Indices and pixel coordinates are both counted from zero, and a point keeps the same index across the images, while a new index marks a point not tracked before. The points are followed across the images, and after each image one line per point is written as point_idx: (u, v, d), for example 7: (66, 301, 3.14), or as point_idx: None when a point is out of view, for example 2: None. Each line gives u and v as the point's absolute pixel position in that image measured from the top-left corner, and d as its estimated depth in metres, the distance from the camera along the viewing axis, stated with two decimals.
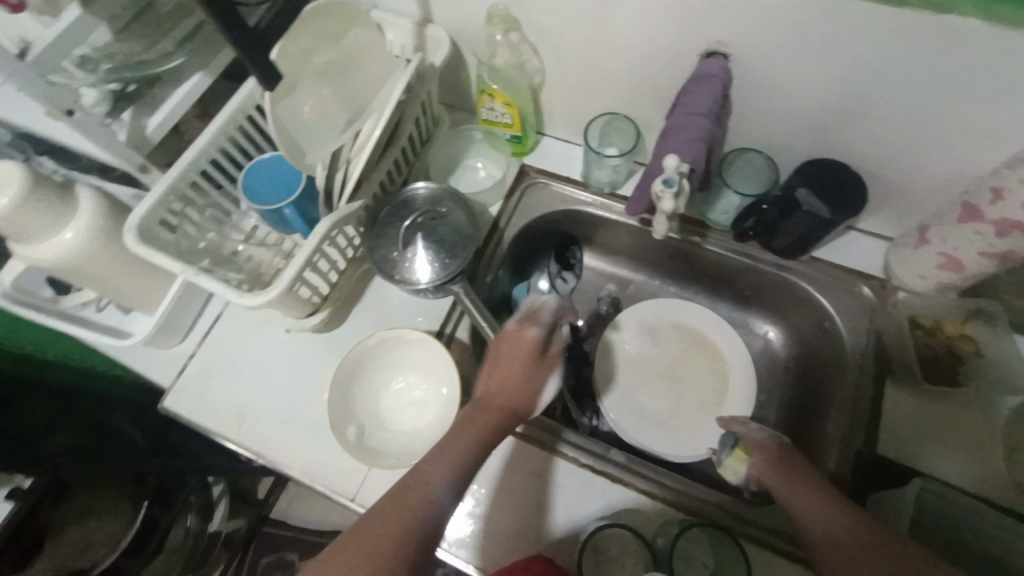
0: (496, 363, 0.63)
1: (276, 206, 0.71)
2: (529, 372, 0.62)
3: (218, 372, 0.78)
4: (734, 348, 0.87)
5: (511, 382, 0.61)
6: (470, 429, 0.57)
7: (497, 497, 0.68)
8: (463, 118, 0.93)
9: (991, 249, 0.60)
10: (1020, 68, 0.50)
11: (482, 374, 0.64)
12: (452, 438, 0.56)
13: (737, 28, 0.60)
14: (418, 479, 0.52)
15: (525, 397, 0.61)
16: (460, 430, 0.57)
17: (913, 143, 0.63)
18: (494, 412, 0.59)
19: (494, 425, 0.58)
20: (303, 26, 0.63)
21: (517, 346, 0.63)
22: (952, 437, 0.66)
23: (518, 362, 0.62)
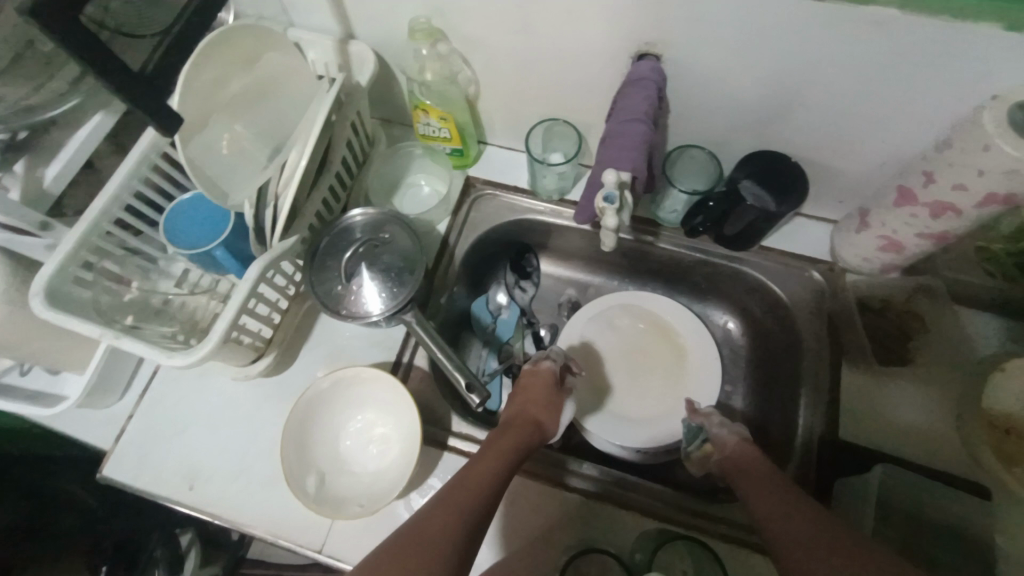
0: (520, 391, 0.70)
1: (204, 249, 0.66)
2: (554, 397, 0.70)
3: (161, 432, 0.72)
4: (689, 331, 0.87)
5: (540, 405, 0.68)
6: (502, 444, 0.60)
7: (496, 536, 0.66)
8: (401, 133, 0.89)
9: (929, 229, 0.62)
10: (936, 54, 0.51)
11: (507, 402, 0.70)
12: (464, 479, 0.54)
13: (665, 29, 0.59)
14: (420, 531, 0.47)
15: (551, 418, 0.67)
16: (494, 441, 0.60)
17: (846, 131, 0.64)
18: (525, 426, 0.64)
19: (528, 436, 0.62)
20: (206, 59, 0.58)
21: (542, 377, 0.72)
22: (907, 417, 0.68)
23: (545, 387, 0.70)
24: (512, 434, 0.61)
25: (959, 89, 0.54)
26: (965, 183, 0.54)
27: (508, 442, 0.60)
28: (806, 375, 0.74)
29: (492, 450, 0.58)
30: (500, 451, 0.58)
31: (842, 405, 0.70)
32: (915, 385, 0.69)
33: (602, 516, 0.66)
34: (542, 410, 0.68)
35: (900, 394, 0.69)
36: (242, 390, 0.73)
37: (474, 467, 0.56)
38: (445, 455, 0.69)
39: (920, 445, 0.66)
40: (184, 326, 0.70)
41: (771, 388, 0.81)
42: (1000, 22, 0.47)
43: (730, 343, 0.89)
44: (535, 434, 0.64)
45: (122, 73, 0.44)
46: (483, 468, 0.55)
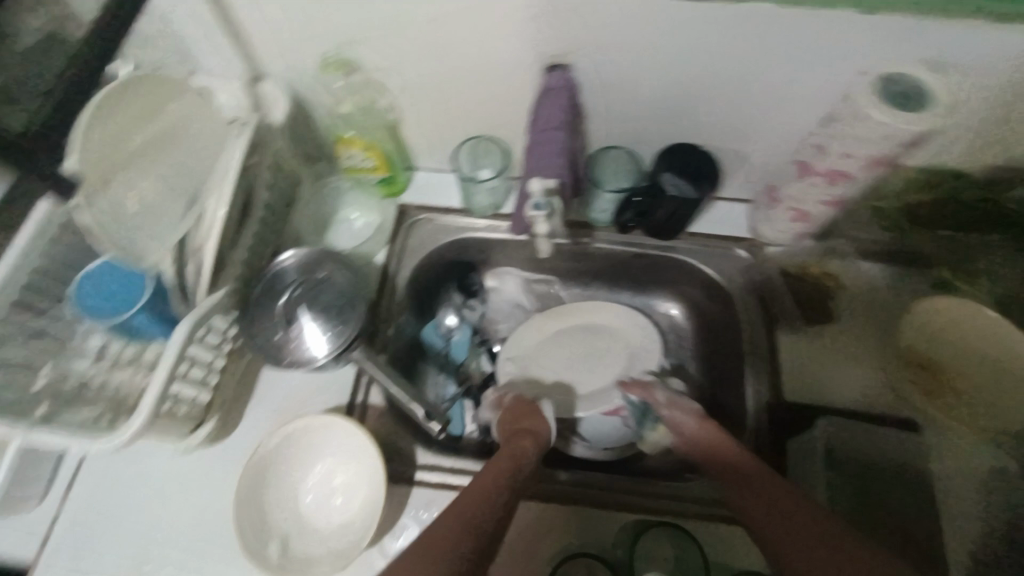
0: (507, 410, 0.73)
1: (122, 318, 0.61)
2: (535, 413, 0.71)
3: (94, 530, 0.65)
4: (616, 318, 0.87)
5: (525, 414, 0.70)
6: (491, 474, 0.61)
7: None
8: (324, 169, 0.87)
9: (829, 197, 0.68)
10: (808, 39, 0.57)
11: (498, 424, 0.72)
12: (458, 508, 0.57)
13: (569, 40, 0.62)
14: (440, 534, 0.55)
15: (540, 421, 0.69)
16: (495, 462, 0.62)
17: (745, 117, 0.69)
18: (520, 445, 0.65)
19: (522, 454, 0.63)
20: (103, 114, 0.55)
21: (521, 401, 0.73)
22: (841, 368, 0.73)
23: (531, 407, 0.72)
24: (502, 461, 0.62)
25: (832, 69, 0.60)
26: (850, 151, 0.60)
27: (497, 472, 0.61)
28: (746, 346, 0.78)
29: (479, 485, 0.59)
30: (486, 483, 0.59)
31: (782, 367, 0.75)
32: (843, 338, 0.75)
33: (581, 519, 0.66)
34: (528, 418, 0.69)
35: (833, 349, 0.75)
36: (184, 462, 0.67)
37: (457, 508, 0.57)
38: (416, 489, 0.67)
39: (856, 393, 0.72)
40: (109, 406, 0.64)
41: (719, 365, 0.84)
42: (854, 6, 0.53)
43: (675, 329, 0.92)
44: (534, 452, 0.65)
45: None
46: (478, 493, 0.58)
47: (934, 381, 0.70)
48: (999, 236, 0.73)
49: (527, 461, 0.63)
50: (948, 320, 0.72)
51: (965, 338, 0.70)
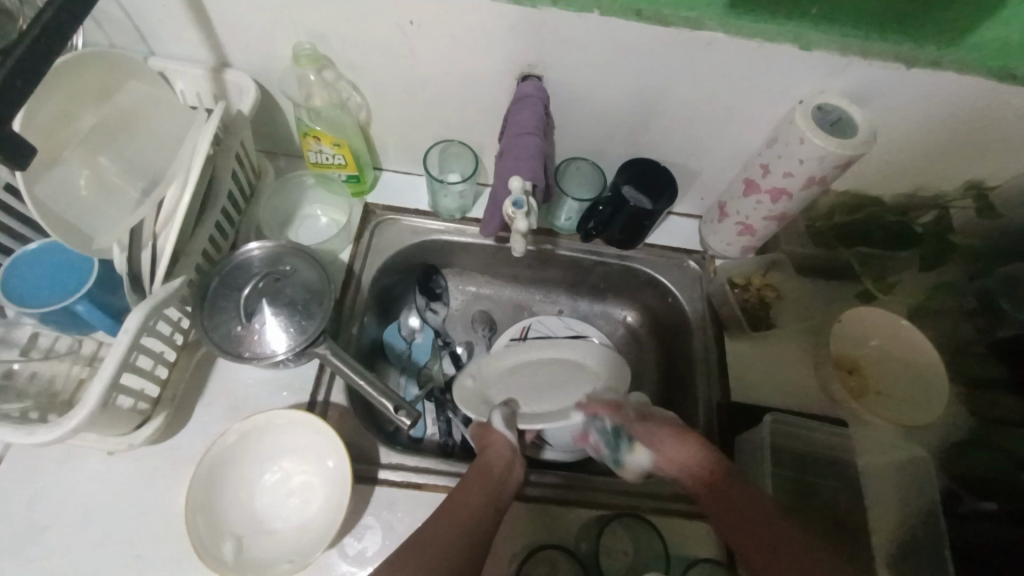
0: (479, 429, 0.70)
1: (61, 305, 0.56)
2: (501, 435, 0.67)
3: (9, 539, 0.58)
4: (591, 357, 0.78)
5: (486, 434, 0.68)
6: (470, 499, 0.59)
7: None
8: (288, 164, 0.86)
9: (772, 213, 0.75)
10: (757, 68, 0.64)
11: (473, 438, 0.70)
12: (444, 519, 0.57)
13: (544, 52, 0.65)
14: (425, 544, 0.55)
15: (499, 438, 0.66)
16: (473, 473, 0.62)
17: (700, 137, 0.76)
18: (495, 468, 0.62)
19: (500, 481, 0.61)
20: (53, 86, 0.53)
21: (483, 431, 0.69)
22: (782, 374, 0.80)
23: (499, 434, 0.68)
24: (479, 486, 0.60)
25: (776, 97, 0.68)
26: (791, 170, 0.67)
27: (476, 496, 0.59)
28: (698, 351, 0.83)
29: (456, 511, 0.57)
30: (466, 509, 0.58)
31: (730, 372, 0.80)
32: (784, 344, 0.82)
33: (547, 516, 0.67)
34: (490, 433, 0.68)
35: (774, 357, 0.81)
36: (122, 464, 0.62)
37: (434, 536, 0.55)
38: (378, 489, 0.65)
39: (792, 393, 0.78)
40: (39, 400, 0.58)
41: (674, 370, 0.89)
42: (796, 42, 0.60)
43: (632, 336, 0.97)
44: (511, 475, 0.63)
45: None
46: (461, 504, 0.58)
47: (863, 383, 0.77)
48: (905, 253, 0.83)
49: (499, 473, 0.62)
50: (870, 323, 0.80)
51: (879, 339, 0.79)
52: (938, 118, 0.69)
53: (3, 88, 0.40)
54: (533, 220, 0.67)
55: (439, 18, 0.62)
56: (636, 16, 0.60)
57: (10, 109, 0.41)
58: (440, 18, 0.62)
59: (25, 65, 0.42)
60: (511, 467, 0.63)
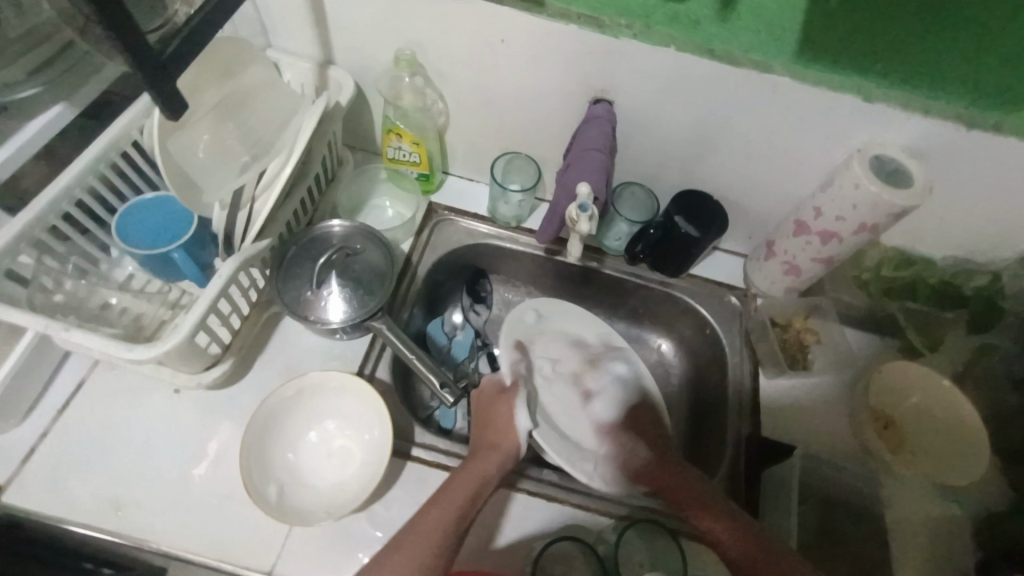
0: (484, 418, 0.72)
1: (161, 250, 0.63)
2: (509, 415, 0.71)
3: (78, 454, 0.64)
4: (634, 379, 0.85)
5: (496, 426, 0.70)
6: (455, 489, 0.62)
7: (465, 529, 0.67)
8: (364, 159, 0.94)
9: (820, 254, 0.77)
10: (818, 115, 0.68)
11: (475, 426, 0.72)
12: (428, 514, 0.59)
13: (619, 80, 0.71)
14: (409, 540, 0.58)
15: (505, 434, 0.69)
16: (466, 468, 0.64)
17: (756, 175, 0.79)
18: (485, 461, 0.65)
19: (484, 479, 0.63)
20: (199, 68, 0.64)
21: (495, 393, 0.75)
22: (815, 418, 0.80)
23: (508, 409, 0.72)
24: (467, 478, 0.63)
25: (834, 144, 0.71)
26: (844, 215, 0.70)
27: (459, 492, 0.61)
28: (731, 382, 0.84)
29: (441, 501, 0.60)
30: (449, 502, 0.60)
31: (762, 409, 0.80)
32: (820, 390, 0.82)
33: (566, 516, 0.69)
34: (498, 428, 0.70)
35: (809, 401, 0.81)
36: (184, 402, 0.68)
37: (413, 535, 0.58)
38: (410, 464, 0.68)
39: (825, 437, 0.78)
40: (126, 331, 0.65)
41: (704, 402, 0.90)
42: (857, 94, 0.64)
43: (664, 364, 0.97)
44: (499, 468, 0.65)
45: (146, 49, 0.44)
46: (447, 500, 0.60)
47: (897, 439, 0.76)
48: (953, 313, 0.82)
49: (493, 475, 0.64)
50: (910, 379, 0.79)
51: (920, 395, 0.78)
52: (998, 182, 0.70)
53: (180, 50, 0.48)
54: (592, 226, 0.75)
55: (528, 39, 0.69)
56: (708, 54, 0.64)
57: (180, 68, 0.48)
58: (530, 39, 0.69)
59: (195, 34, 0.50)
60: (501, 459, 0.66)
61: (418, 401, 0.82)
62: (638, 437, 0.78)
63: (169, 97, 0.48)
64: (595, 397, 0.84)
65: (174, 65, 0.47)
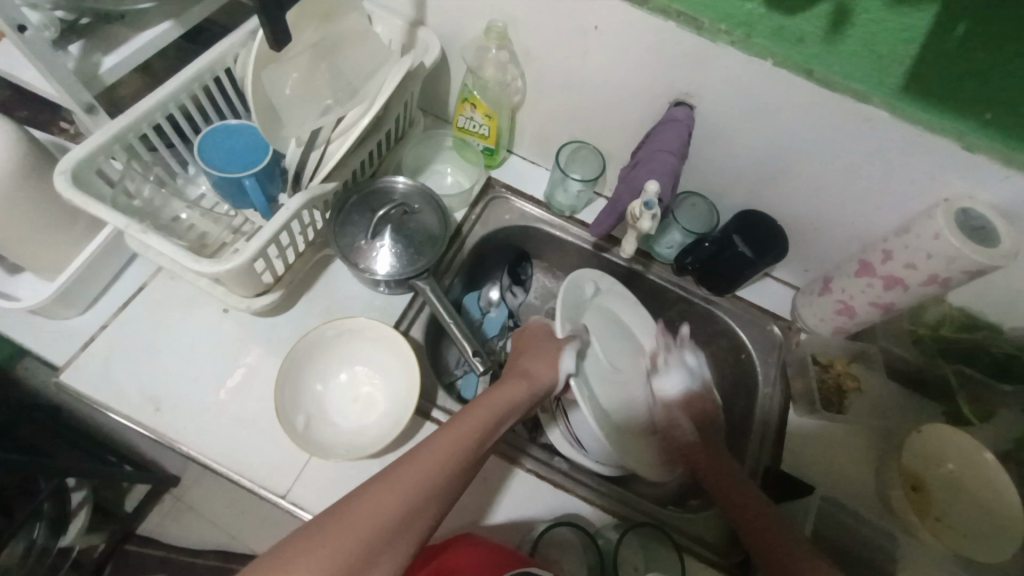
0: (525, 353, 0.75)
1: (235, 176, 0.65)
2: (554, 351, 0.74)
3: (130, 350, 0.69)
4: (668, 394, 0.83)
5: (535, 361, 0.72)
6: (478, 414, 0.62)
7: (465, 500, 0.69)
8: (435, 124, 0.96)
9: (879, 300, 0.74)
10: (909, 155, 0.64)
11: (513, 359, 0.75)
12: (435, 444, 0.56)
13: (705, 86, 0.69)
14: (406, 466, 0.53)
15: (544, 369, 0.71)
16: (495, 394, 0.66)
17: (826, 206, 0.76)
18: (517, 387, 0.68)
19: (511, 409, 0.65)
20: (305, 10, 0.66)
21: (539, 335, 0.77)
22: (842, 467, 0.77)
23: (550, 348, 0.74)
24: (494, 401, 0.64)
25: (917, 189, 0.67)
26: (915, 263, 0.67)
27: (481, 417, 0.61)
28: (758, 414, 0.82)
29: (466, 419, 0.60)
30: (472, 422, 0.60)
31: (785, 446, 0.78)
32: (849, 436, 0.79)
33: (570, 505, 0.70)
34: (539, 363, 0.72)
35: (836, 446, 0.78)
36: (231, 321, 0.72)
37: (433, 443, 0.56)
38: (427, 425, 0.69)
39: (847, 486, 0.76)
40: (192, 245, 0.69)
41: (726, 428, 0.88)
42: (958, 141, 0.60)
43: None
44: (528, 398, 0.67)
45: None
46: (460, 429, 0.59)
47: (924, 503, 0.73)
48: (1010, 387, 0.77)
49: (520, 404, 0.66)
50: (946, 446, 0.74)
51: (955, 464, 0.73)
52: None
53: None
54: (654, 227, 0.74)
55: (622, 30, 0.68)
56: (806, 74, 0.62)
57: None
58: (623, 29, 0.68)
59: None
60: (530, 391, 0.68)
61: (444, 364, 0.84)
62: (694, 420, 0.75)
63: (276, 26, 0.50)
64: (661, 375, 0.78)
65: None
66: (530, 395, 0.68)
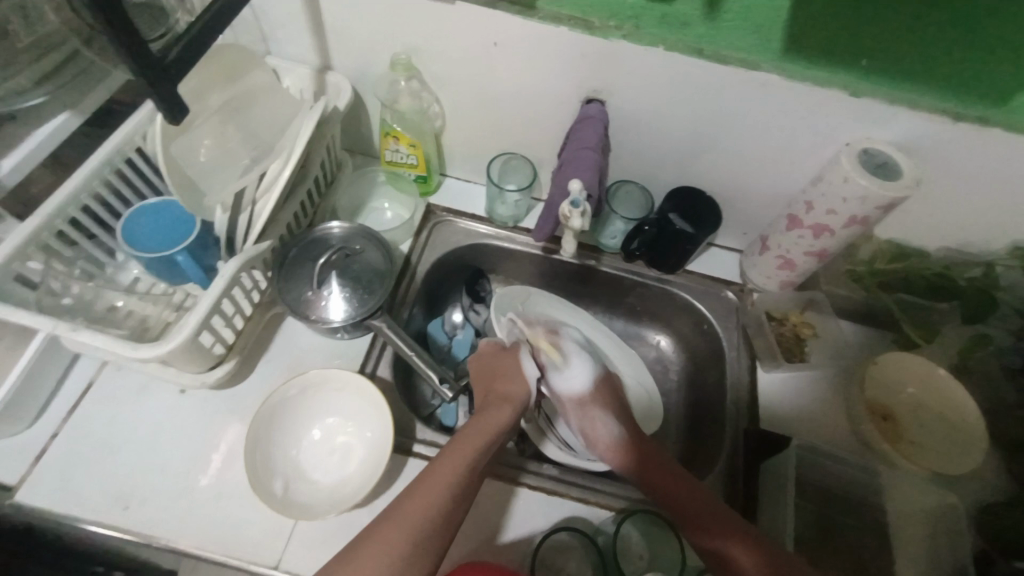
0: (490, 372, 0.76)
1: (164, 253, 0.64)
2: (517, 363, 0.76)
3: (88, 453, 0.66)
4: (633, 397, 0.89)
5: (504, 378, 0.75)
6: (468, 439, 0.64)
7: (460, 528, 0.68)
8: (365, 162, 0.96)
9: (813, 248, 0.78)
10: (806, 111, 0.68)
11: (479, 383, 0.76)
12: (429, 477, 0.58)
13: (610, 80, 0.72)
14: (405, 506, 0.56)
15: (517, 385, 0.73)
16: (479, 418, 0.68)
17: (748, 171, 0.80)
18: (501, 410, 0.69)
19: (500, 428, 0.67)
20: (201, 69, 0.66)
21: (499, 351, 0.78)
22: (817, 416, 0.80)
23: (514, 362, 0.76)
24: (481, 424, 0.66)
25: (822, 139, 0.72)
26: (835, 208, 0.71)
27: (473, 440, 0.63)
28: (729, 379, 0.84)
29: (457, 449, 0.62)
30: (464, 448, 0.62)
31: (758, 404, 0.81)
32: (817, 383, 0.83)
33: (565, 509, 0.70)
34: (512, 381, 0.74)
35: (807, 395, 0.82)
36: (190, 401, 0.70)
37: (428, 477, 0.58)
38: (410, 461, 0.69)
39: (823, 431, 0.79)
40: (133, 332, 0.67)
41: (702, 400, 0.90)
42: (845, 90, 0.65)
43: (662, 360, 0.98)
44: (514, 414, 0.70)
45: (143, 48, 0.45)
46: (456, 455, 0.61)
47: (895, 431, 0.76)
48: (946, 304, 0.82)
49: (507, 421, 0.68)
50: (901, 372, 0.79)
51: (914, 386, 0.78)
52: (993, 176, 0.70)
53: (182, 53, 0.49)
54: (585, 223, 0.76)
55: (521, 40, 0.70)
56: (697, 54, 0.66)
57: (180, 68, 0.49)
58: (521, 41, 0.70)
59: (200, 37, 0.51)
60: (513, 408, 0.70)
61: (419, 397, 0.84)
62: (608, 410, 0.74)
63: (171, 98, 0.49)
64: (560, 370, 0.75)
65: (176, 68, 0.48)
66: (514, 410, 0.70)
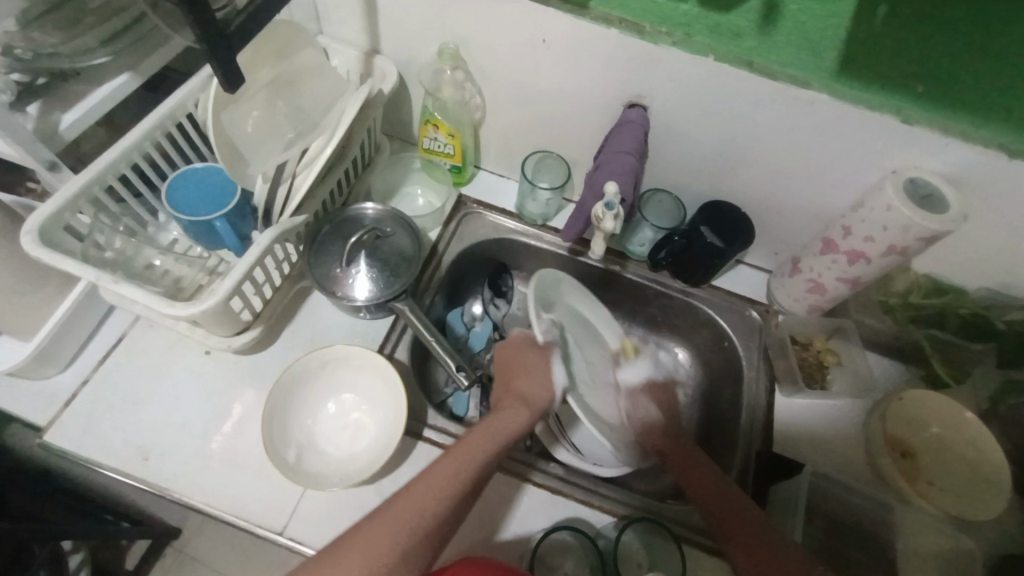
0: (510, 369, 0.76)
1: (204, 218, 0.66)
2: (546, 365, 0.74)
3: (113, 402, 0.69)
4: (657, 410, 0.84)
5: (523, 378, 0.74)
6: (476, 440, 0.63)
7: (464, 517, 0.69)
8: (402, 148, 0.98)
9: (846, 274, 0.76)
10: (853, 134, 0.67)
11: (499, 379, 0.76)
12: (430, 475, 0.58)
13: (654, 87, 0.72)
14: (400, 504, 0.56)
15: (536, 387, 0.72)
16: (492, 419, 0.67)
17: (785, 189, 0.78)
18: (514, 411, 0.69)
19: (511, 431, 0.66)
20: (258, 45, 0.69)
21: (526, 348, 0.77)
22: (834, 447, 0.79)
23: (538, 363, 0.75)
24: (493, 425, 0.66)
25: (867, 164, 0.70)
26: (873, 235, 0.69)
27: (481, 441, 0.63)
28: (745, 400, 0.83)
29: (462, 447, 0.61)
30: (469, 450, 0.61)
31: (773, 428, 0.80)
32: (837, 413, 0.81)
33: (568, 510, 0.70)
34: (532, 383, 0.73)
35: (825, 424, 0.80)
36: (214, 363, 0.72)
37: (428, 476, 0.58)
38: (419, 445, 0.70)
39: (838, 463, 0.78)
40: (168, 290, 0.70)
41: (715, 417, 0.89)
42: (896, 116, 0.63)
43: (678, 373, 0.97)
44: (526, 419, 0.69)
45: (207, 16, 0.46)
46: (460, 456, 0.60)
47: (914, 470, 0.74)
48: (981, 345, 0.79)
49: (519, 426, 0.67)
50: (926, 411, 0.77)
51: (940, 426, 0.76)
52: None
53: (242, 25, 0.51)
54: (617, 226, 0.76)
55: (569, 39, 0.70)
56: (747, 66, 0.65)
57: (239, 38, 0.50)
58: (569, 40, 0.70)
59: (260, 10, 0.52)
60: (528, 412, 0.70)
61: (433, 384, 0.85)
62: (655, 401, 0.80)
63: (227, 67, 0.51)
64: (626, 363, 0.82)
65: (235, 38, 0.50)
66: (527, 415, 0.69)
